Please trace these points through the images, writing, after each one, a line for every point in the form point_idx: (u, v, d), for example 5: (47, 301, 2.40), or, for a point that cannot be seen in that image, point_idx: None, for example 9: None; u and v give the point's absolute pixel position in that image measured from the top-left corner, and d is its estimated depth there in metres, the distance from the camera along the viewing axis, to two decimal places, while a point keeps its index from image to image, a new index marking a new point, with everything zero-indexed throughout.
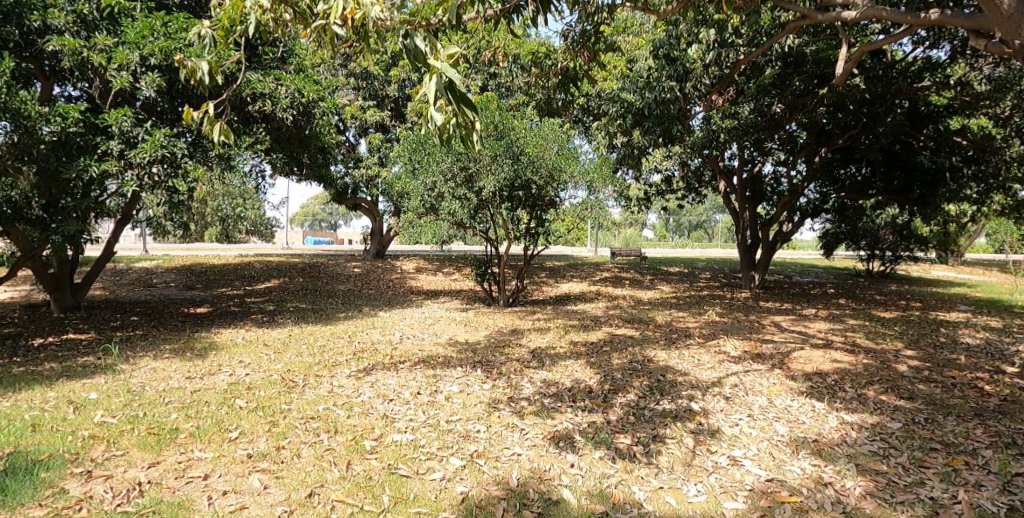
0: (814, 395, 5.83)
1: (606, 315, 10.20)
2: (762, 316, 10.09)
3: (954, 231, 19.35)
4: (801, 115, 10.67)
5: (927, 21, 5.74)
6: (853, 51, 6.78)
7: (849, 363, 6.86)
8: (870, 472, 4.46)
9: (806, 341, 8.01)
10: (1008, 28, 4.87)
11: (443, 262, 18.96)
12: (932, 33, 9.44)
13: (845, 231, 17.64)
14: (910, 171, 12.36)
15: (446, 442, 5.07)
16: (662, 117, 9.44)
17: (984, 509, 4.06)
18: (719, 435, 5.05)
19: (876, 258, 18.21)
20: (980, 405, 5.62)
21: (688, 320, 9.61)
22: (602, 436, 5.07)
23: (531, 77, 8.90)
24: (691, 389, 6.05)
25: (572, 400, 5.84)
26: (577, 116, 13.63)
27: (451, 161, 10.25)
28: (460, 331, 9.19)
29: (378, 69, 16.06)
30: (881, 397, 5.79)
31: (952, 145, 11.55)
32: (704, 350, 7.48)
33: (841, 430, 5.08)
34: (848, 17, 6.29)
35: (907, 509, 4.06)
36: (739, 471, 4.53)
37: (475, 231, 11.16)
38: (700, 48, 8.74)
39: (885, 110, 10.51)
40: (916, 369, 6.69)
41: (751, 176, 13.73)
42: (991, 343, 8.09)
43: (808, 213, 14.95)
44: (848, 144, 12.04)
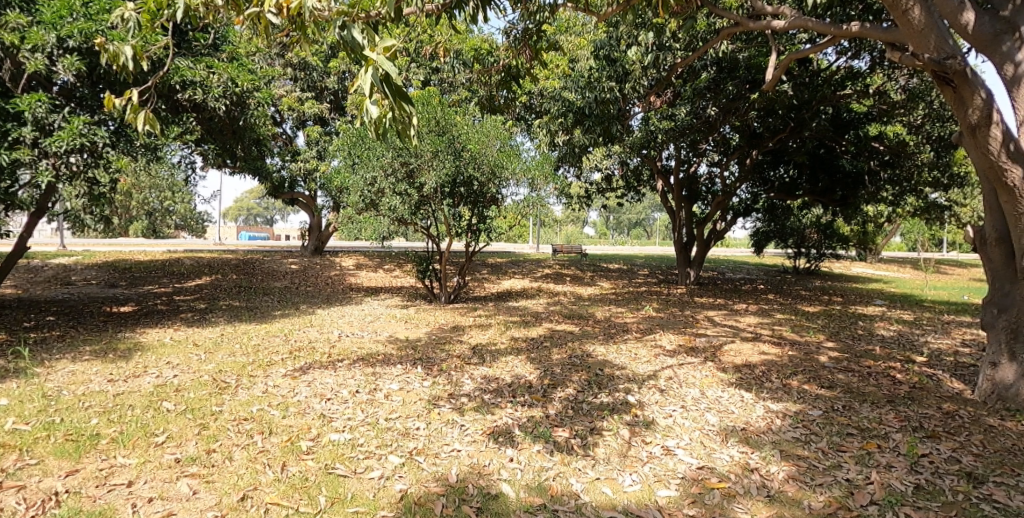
0: (743, 386, 6.08)
1: (547, 311, 10.31)
2: (697, 311, 10.44)
3: (872, 230, 20.57)
4: (735, 118, 11.11)
5: (848, 34, 6.13)
6: (782, 58, 7.13)
7: (776, 355, 7.21)
8: (793, 458, 4.65)
9: (736, 334, 8.35)
10: (918, 42, 5.23)
11: (384, 258, 18.72)
12: (853, 44, 10.01)
13: (775, 230, 18.53)
14: (833, 174, 13.05)
15: (385, 440, 5.01)
16: (602, 117, 9.90)
17: (894, 488, 4.25)
18: (653, 426, 5.20)
19: (802, 255, 19.14)
20: (892, 392, 6.02)
21: (626, 315, 9.85)
22: (541, 430, 5.13)
23: (473, 73, 8.90)
24: (628, 382, 6.20)
25: (512, 396, 5.88)
26: (520, 113, 13.81)
27: (392, 156, 10.11)
28: (400, 328, 9.10)
29: (317, 60, 15.64)
30: (804, 386, 6.11)
31: (871, 150, 12.26)
32: (641, 345, 7.69)
33: (767, 418, 5.33)
34: (777, 26, 6.65)
35: (826, 491, 4.22)
36: (672, 460, 4.67)
37: (417, 228, 11.11)
38: (639, 51, 8.97)
39: (810, 115, 11.08)
40: (837, 359, 7.10)
41: (687, 176, 14.18)
42: (905, 335, 8.67)
43: (739, 213, 15.56)
44: (777, 147, 12.63)
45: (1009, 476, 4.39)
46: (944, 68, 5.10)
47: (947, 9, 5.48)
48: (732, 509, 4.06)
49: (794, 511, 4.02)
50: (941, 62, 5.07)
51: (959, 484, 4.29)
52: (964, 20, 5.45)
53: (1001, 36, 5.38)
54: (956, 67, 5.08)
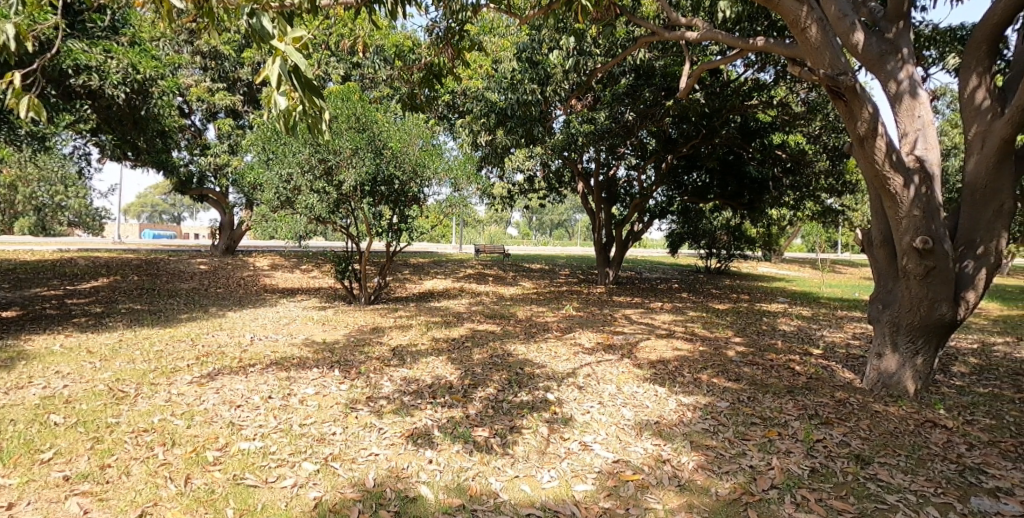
0: (657, 381, 6.31)
1: (469, 311, 10.29)
2: (615, 309, 10.73)
3: (776, 232, 21.93)
4: (651, 124, 11.53)
5: (755, 48, 6.62)
6: (695, 68, 7.57)
7: (688, 350, 7.53)
8: (702, 448, 4.86)
9: (652, 331, 8.66)
10: (816, 59, 5.73)
11: (300, 259, 18.08)
12: (759, 58, 10.62)
13: (688, 231, 19.38)
14: (741, 179, 13.80)
15: (299, 447, 4.82)
16: (524, 118, 10.15)
17: (792, 472, 4.53)
18: (571, 422, 5.29)
19: (712, 256, 20.13)
20: (791, 383, 6.43)
21: (547, 314, 9.99)
22: (461, 430, 5.10)
23: (395, 70, 8.72)
24: (547, 380, 6.29)
25: (432, 397, 5.82)
26: (443, 112, 13.74)
27: (309, 152, 9.75)
28: (317, 330, 8.80)
29: (229, 50, 14.88)
30: (714, 380, 6.42)
31: (774, 157, 13.07)
32: (561, 343, 7.82)
33: (679, 411, 5.55)
34: (691, 37, 7.06)
35: (731, 478, 4.43)
36: (589, 455, 4.77)
37: (336, 227, 10.80)
38: (561, 54, 9.12)
39: (720, 123, 11.67)
40: (743, 353, 7.51)
41: (607, 179, 14.57)
42: (803, 329, 9.30)
43: (656, 215, 16.17)
44: (690, 152, 13.21)
45: (891, 457, 4.78)
46: (837, 83, 5.52)
47: (840, 29, 6.04)
48: (645, 500, 4.18)
49: (702, 499, 4.19)
50: (835, 77, 5.50)
51: (849, 466, 4.62)
52: (854, 40, 6.04)
53: (885, 56, 5.94)
54: (847, 82, 5.51)
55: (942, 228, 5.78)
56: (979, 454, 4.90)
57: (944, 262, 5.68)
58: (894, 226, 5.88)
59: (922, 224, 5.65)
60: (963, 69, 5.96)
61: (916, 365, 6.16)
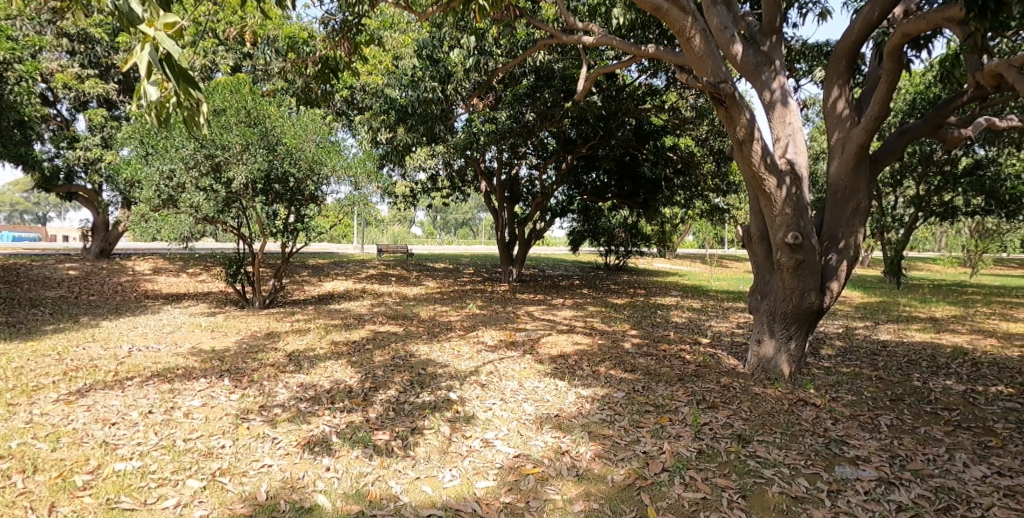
0: (557, 375, 6.48)
1: (370, 313, 10.06)
2: (518, 307, 10.89)
3: (669, 230, 23.16)
4: (551, 124, 11.80)
5: (647, 54, 7.00)
6: (591, 72, 7.85)
7: (587, 344, 7.80)
8: (599, 437, 5.04)
9: (553, 327, 8.88)
10: (700, 67, 6.15)
11: (187, 262, 16.89)
12: (652, 64, 11.18)
13: (588, 229, 20.03)
14: (637, 180, 14.45)
15: (184, 463, 4.51)
16: (425, 116, 10.16)
17: (682, 454, 4.79)
18: (473, 420, 5.32)
19: (611, 253, 20.91)
20: (682, 371, 6.82)
21: (451, 314, 9.97)
22: (360, 435, 4.98)
23: (287, 62, 8.34)
24: (450, 379, 6.27)
25: (330, 402, 5.63)
26: (342, 108, 13.35)
27: (193, 147, 9.12)
28: (206, 338, 8.26)
29: (101, 33, 13.62)
30: (611, 371, 6.68)
31: (665, 159, 13.78)
32: (464, 342, 7.83)
33: (578, 403, 5.72)
34: (588, 41, 7.33)
35: (626, 464, 4.63)
36: (491, 451, 4.81)
37: (226, 227, 10.19)
38: (462, 53, 9.13)
39: (616, 125, 12.15)
40: (638, 345, 7.88)
41: (509, 178, 14.75)
42: (693, 320, 9.89)
43: (557, 213, 16.56)
44: (589, 153, 13.65)
45: (768, 434, 5.19)
46: (719, 90, 5.89)
47: (722, 40, 6.54)
48: (545, 491, 4.28)
49: (599, 486, 4.35)
50: (716, 85, 5.86)
51: (731, 445, 4.96)
52: (734, 51, 6.54)
53: (760, 67, 6.48)
54: (727, 90, 5.89)
55: (810, 224, 6.33)
56: (842, 427, 5.43)
57: (812, 256, 6.23)
58: (770, 223, 6.36)
59: (793, 221, 6.16)
60: (826, 80, 6.56)
61: (790, 350, 6.71)
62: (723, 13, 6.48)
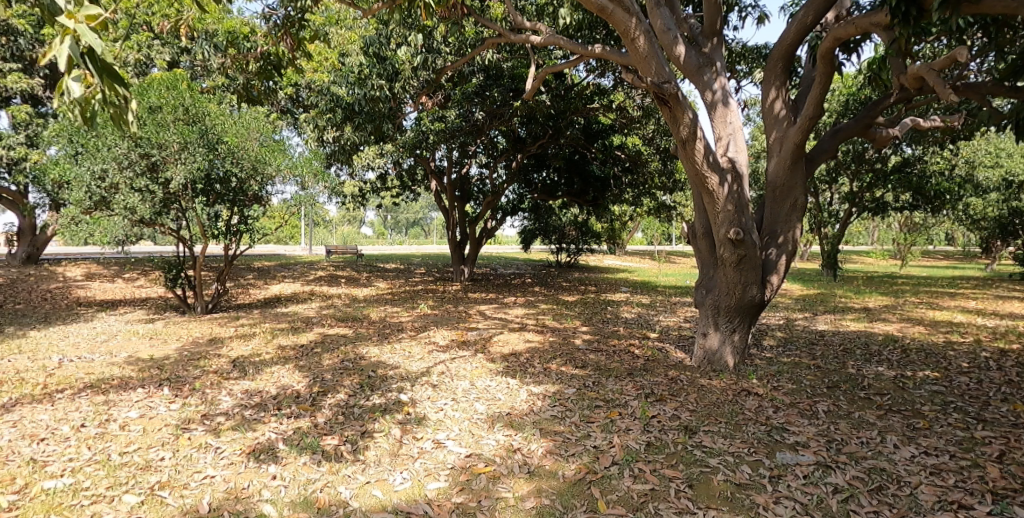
0: (509, 374, 6.50)
1: (319, 315, 9.85)
2: (470, 306, 10.87)
3: (619, 227, 23.55)
4: (500, 123, 11.81)
5: (593, 54, 7.11)
6: (539, 71, 7.91)
7: (539, 342, 7.85)
8: (551, 433, 5.09)
9: (505, 325, 8.91)
10: (644, 67, 6.27)
11: (123, 266, 16.12)
12: (599, 64, 11.35)
13: (539, 227, 20.16)
14: (586, 178, 14.63)
15: (119, 479, 4.31)
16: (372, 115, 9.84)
17: (631, 447, 4.89)
18: (424, 421, 5.28)
19: (562, 250, 21.10)
20: (631, 366, 6.95)
21: (402, 314, 9.86)
22: (308, 441, 4.87)
23: (227, 58, 8.06)
24: (401, 381, 6.21)
25: (277, 408, 5.49)
26: (286, 105, 13.00)
27: (127, 146, 8.69)
28: (143, 346, 7.90)
29: (24, 25, 12.83)
30: (562, 368, 6.75)
31: (614, 158, 14.01)
32: (415, 343, 7.76)
33: (530, 401, 5.76)
34: (536, 41, 7.38)
35: (577, 459, 4.69)
36: (442, 452, 4.78)
37: (164, 230, 9.77)
38: (409, 51, 9.03)
39: (565, 124, 12.29)
40: (589, 341, 7.99)
41: (460, 177, 14.69)
42: (642, 315, 10.09)
43: (508, 212, 16.60)
44: (538, 151, 13.74)
45: (713, 424, 5.35)
46: (662, 90, 6.02)
47: (665, 42, 6.70)
48: (497, 490, 4.29)
49: (551, 482, 4.39)
50: (660, 84, 5.97)
51: (679, 436, 5.09)
52: (677, 53, 6.70)
53: (702, 68, 6.66)
54: (670, 90, 6.02)
55: (750, 221, 6.55)
56: (783, 414, 5.65)
57: (753, 251, 6.44)
58: (713, 220, 6.55)
59: (735, 218, 6.36)
60: (764, 82, 6.79)
61: (734, 341, 6.93)
62: (666, 15, 6.63)
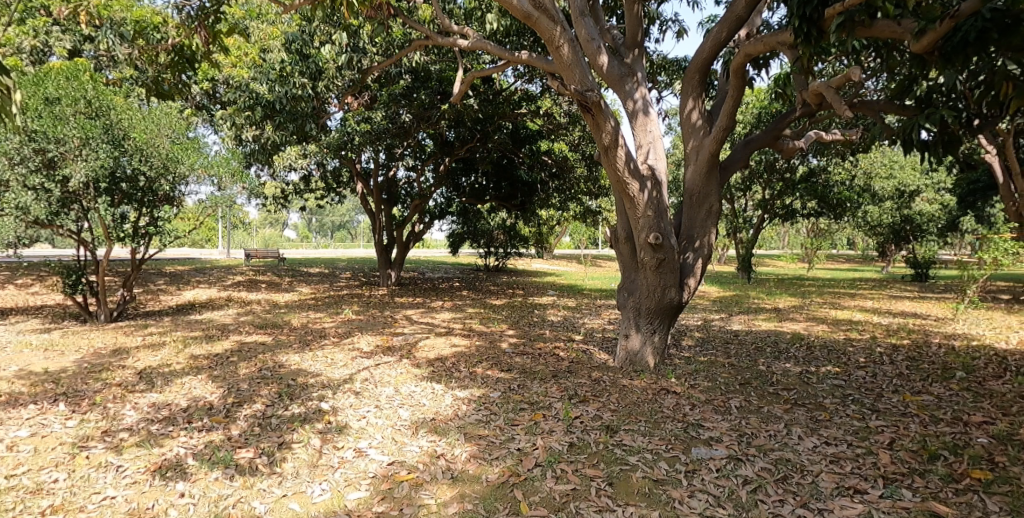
0: (434, 379, 6.46)
1: (236, 323, 9.42)
2: (396, 311, 10.72)
3: (546, 231, 23.89)
4: (428, 126, 11.74)
5: (520, 60, 7.19)
6: (467, 75, 7.92)
7: (465, 346, 7.84)
8: (475, 438, 5.10)
9: (431, 330, 8.84)
10: (569, 74, 6.39)
11: (14, 271, 14.81)
12: (527, 70, 11.50)
13: (468, 231, 20.14)
14: (514, 182, 14.76)
15: (5, 504, 3.97)
16: (294, 113, 9.57)
17: (554, 448, 4.97)
18: (346, 430, 5.16)
19: (491, 254, 21.16)
20: (556, 368, 7.07)
21: (325, 320, 9.59)
22: (221, 455, 4.65)
23: (134, 49, 7.59)
24: (322, 389, 6.04)
25: (187, 421, 5.21)
26: (201, 101, 12.39)
27: (19, 140, 8.02)
28: (36, 358, 7.28)
29: None
30: (488, 372, 6.78)
31: (541, 163, 14.21)
32: (338, 349, 7.56)
33: (454, 405, 5.75)
34: (463, 44, 7.39)
35: (501, 462, 4.71)
36: (364, 461, 4.69)
37: (62, 232, 9.08)
38: (334, 49, 8.82)
39: (492, 129, 12.36)
40: (515, 344, 8.06)
41: (387, 180, 14.47)
42: (568, 318, 10.29)
43: (436, 216, 16.49)
44: (467, 155, 13.73)
45: (633, 423, 5.52)
46: (586, 98, 6.13)
47: (589, 51, 6.86)
48: (419, 497, 4.25)
49: (474, 487, 4.39)
50: (584, 92, 6.10)
51: (600, 436, 5.22)
52: (600, 61, 6.87)
53: (624, 77, 6.86)
54: (594, 98, 6.15)
55: (669, 226, 6.81)
56: (699, 411, 5.91)
57: (671, 254, 6.70)
58: (634, 224, 6.76)
59: (654, 223, 6.60)
60: (683, 93, 7.08)
61: (654, 342, 7.18)
62: (590, 25, 6.80)
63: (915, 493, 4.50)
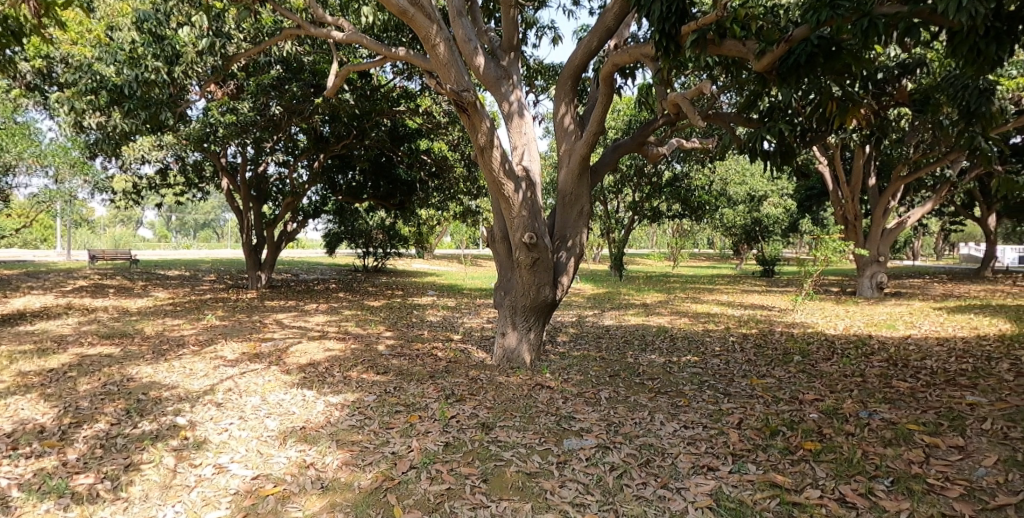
0: (305, 385, 6.21)
1: (76, 333, 8.46)
2: (265, 315, 10.15)
3: (427, 231, 23.73)
4: (300, 120, 11.23)
5: (397, 56, 7.09)
6: (342, 69, 7.68)
7: (339, 350, 7.60)
8: (347, 444, 4.97)
9: (304, 335, 8.46)
10: (445, 73, 6.37)
11: None
12: (406, 67, 11.36)
13: (345, 231, 19.51)
14: (393, 181, 14.49)
15: None
16: (146, 101, 8.75)
17: (429, 449, 4.96)
18: (205, 445, 4.82)
19: (369, 254, 20.64)
20: (433, 368, 7.06)
21: (184, 327, 8.87)
22: (54, 483, 4.18)
23: None
24: (178, 402, 5.59)
25: (12, 448, 4.62)
26: (32, 82, 10.97)
27: None
28: None
29: None
30: (363, 375, 6.63)
31: (421, 162, 14.09)
32: (198, 358, 7.02)
33: (326, 412, 5.56)
34: (337, 36, 7.15)
35: (374, 468, 4.63)
36: (224, 477, 4.41)
37: None
38: (193, 33, 8.18)
39: (370, 126, 12.07)
40: (392, 346, 7.94)
41: (256, 175, 13.65)
42: (447, 318, 10.31)
43: (310, 214, 15.80)
44: (343, 152, 13.29)
45: (508, 419, 5.66)
46: (461, 98, 6.14)
47: (465, 51, 6.89)
48: (286, 510, 4.07)
49: (345, 495, 4.29)
50: (459, 92, 6.11)
51: (476, 433, 5.30)
52: (477, 63, 6.93)
53: (500, 80, 6.98)
54: (469, 98, 6.17)
55: (543, 226, 7.03)
56: (571, 404, 6.17)
57: (545, 254, 6.92)
58: (509, 224, 6.91)
59: (528, 223, 6.79)
60: (556, 97, 7.33)
61: (530, 339, 7.39)
62: (466, 25, 6.83)
63: (759, 466, 5.00)
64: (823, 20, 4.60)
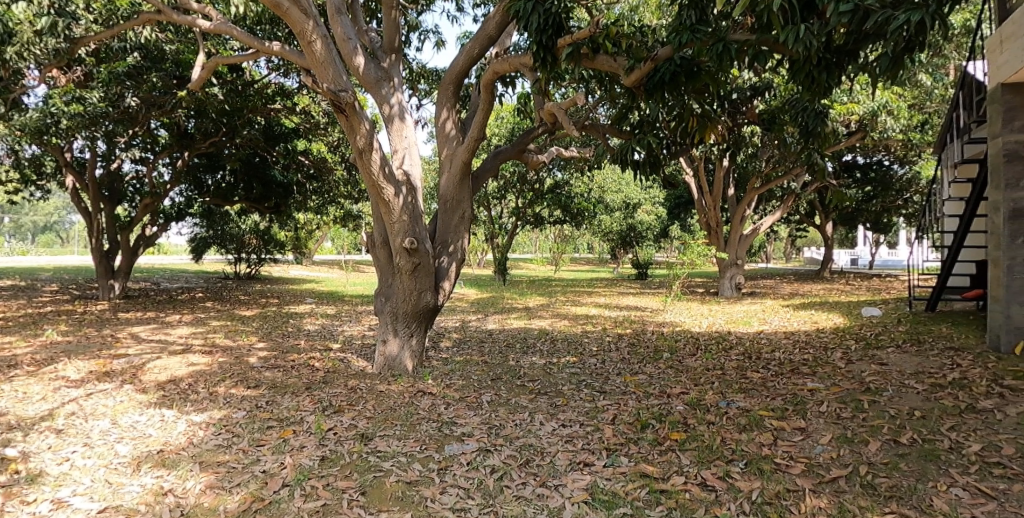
0: (165, 404, 5.73)
1: None
2: (118, 328, 9.23)
3: (306, 235, 22.74)
4: (160, 115, 10.34)
5: (270, 51, 6.77)
6: (208, 61, 7.17)
7: (205, 364, 7.08)
8: (212, 466, 4.66)
9: (164, 349, 7.79)
10: (322, 72, 6.15)
11: None
12: (282, 63, 10.85)
13: (214, 235, 18.20)
14: (267, 183, 13.74)
15: None
16: None
17: (304, 465, 4.77)
18: (40, 479, 4.31)
19: (241, 260, 19.40)
20: (310, 380, 6.78)
21: (17, 345, 7.85)
22: None
23: None
24: (8, 431, 4.95)
25: None
26: None
27: None
28: None
29: None
30: (231, 390, 6.23)
31: (298, 163, 13.49)
32: (33, 380, 6.24)
33: (189, 432, 5.17)
34: (204, 25, 6.68)
35: (242, 489, 4.38)
36: (64, 513, 3.97)
37: None
38: (29, 11, 7.29)
39: (241, 123, 11.37)
40: (264, 358, 7.53)
41: (108, 173, 12.38)
42: (326, 326, 9.94)
43: (172, 217, 14.57)
44: (210, 150, 12.41)
45: (388, 428, 5.58)
46: (339, 98, 5.91)
47: (345, 50, 6.71)
48: None
49: None
50: (337, 92, 5.87)
51: (355, 445, 5.17)
52: (357, 63, 6.77)
53: (380, 81, 6.85)
54: (347, 99, 5.97)
55: (424, 231, 7.01)
56: (453, 409, 6.20)
57: (425, 259, 6.91)
58: (390, 229, 6.81)
59: (409, 228, 6.75)
60: (438, 102, 7.33)
61: (412, 345, 7.31)
62: (346, 24, 6.66)
63: (630, 458, 5.31)
64: (684, 42, 4.98)
